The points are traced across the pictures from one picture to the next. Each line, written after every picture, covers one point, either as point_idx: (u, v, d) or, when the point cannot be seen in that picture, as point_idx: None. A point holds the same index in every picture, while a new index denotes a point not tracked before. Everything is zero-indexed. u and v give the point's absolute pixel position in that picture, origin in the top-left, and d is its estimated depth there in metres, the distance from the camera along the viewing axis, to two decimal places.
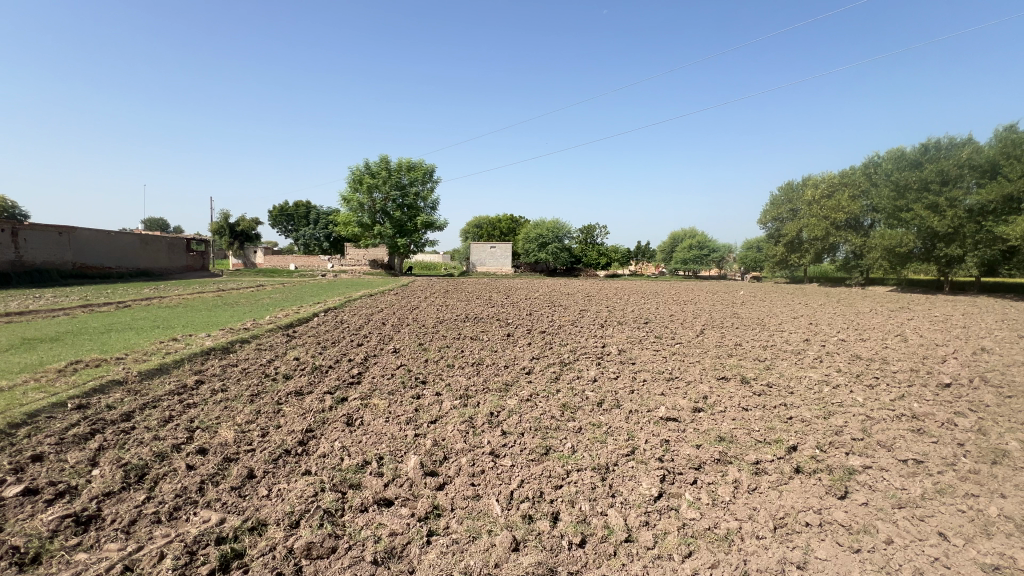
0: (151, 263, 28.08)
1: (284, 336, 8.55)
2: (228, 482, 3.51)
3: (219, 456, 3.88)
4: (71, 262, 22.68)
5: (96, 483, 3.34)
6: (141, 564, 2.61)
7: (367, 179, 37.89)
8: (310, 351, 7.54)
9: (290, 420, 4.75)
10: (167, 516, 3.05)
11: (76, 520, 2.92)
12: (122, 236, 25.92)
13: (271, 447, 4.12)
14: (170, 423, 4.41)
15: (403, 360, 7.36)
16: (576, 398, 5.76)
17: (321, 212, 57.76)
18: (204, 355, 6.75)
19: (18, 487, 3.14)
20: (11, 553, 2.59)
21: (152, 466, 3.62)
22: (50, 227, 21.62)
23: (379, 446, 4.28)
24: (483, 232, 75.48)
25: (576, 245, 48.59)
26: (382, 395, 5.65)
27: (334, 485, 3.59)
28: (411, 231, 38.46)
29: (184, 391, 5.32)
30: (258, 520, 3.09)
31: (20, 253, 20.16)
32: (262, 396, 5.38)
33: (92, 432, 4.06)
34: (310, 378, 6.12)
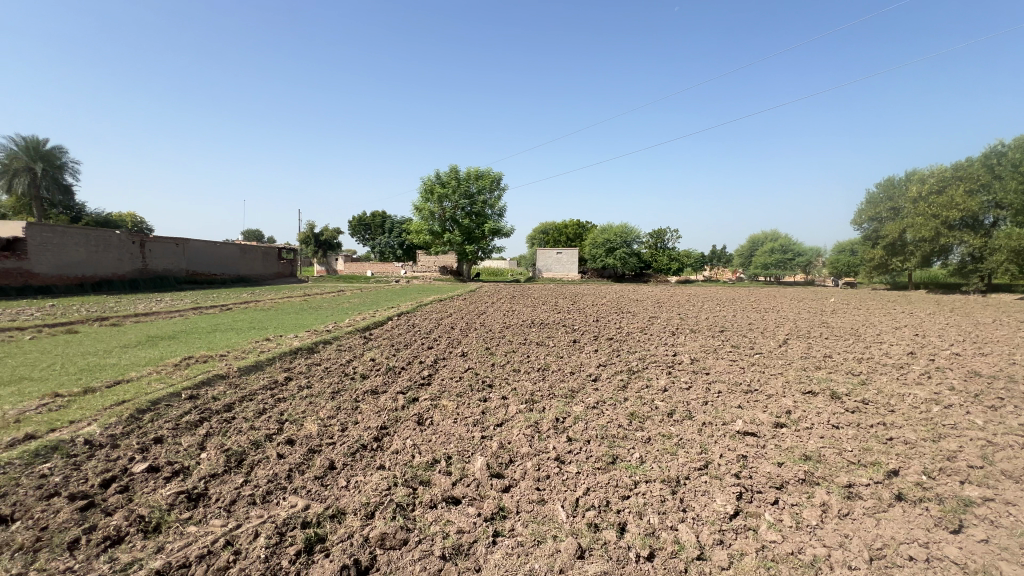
0: (248, 270, 31.11)
1: (361, 338, 9.11)
2: (311, 471, 3.79)
3: (304, 447, 4.19)
4: (184, 269, 25.69)
5: (204, 465, 3.74)
6: (237, 540, 2.88)
7: (438, 189, 39.19)
8: (384, 353, 7.96)
9: (366, 417, 5.04)
10: (261, 499, 3.36)
11: (187, 497, 3.29)
12: (225, 246, 28.99)
13: (349, 441, 4.39)
14: (263, 415, 4.85)
15: (470, 363, 7.53)
16: (644, 408, 5.57)
17: (395, 221, 60.78)
18: (293, 354, 7.36)
19: (143, 465, 3.60)
20: (137, 521, 2.96)
21: (249, 453, 4.00)
22: (169, 239, 24.67)
23: (448, 446, 4.41)
24: (549, 238, 75.44)
25: (646, 250, 46.90)
26: (451, 397, 5.84)
27: (406, 480, 3.76)
28: (479, 238, 39.35)
29: (276, 386, 5.84)
30: (338, 509, 3.30)
31: (145, 262, 23.11)
32: (341, 393, 5.77)
33: (200, 420, 4.56)
34: (385, 378, 6.46)
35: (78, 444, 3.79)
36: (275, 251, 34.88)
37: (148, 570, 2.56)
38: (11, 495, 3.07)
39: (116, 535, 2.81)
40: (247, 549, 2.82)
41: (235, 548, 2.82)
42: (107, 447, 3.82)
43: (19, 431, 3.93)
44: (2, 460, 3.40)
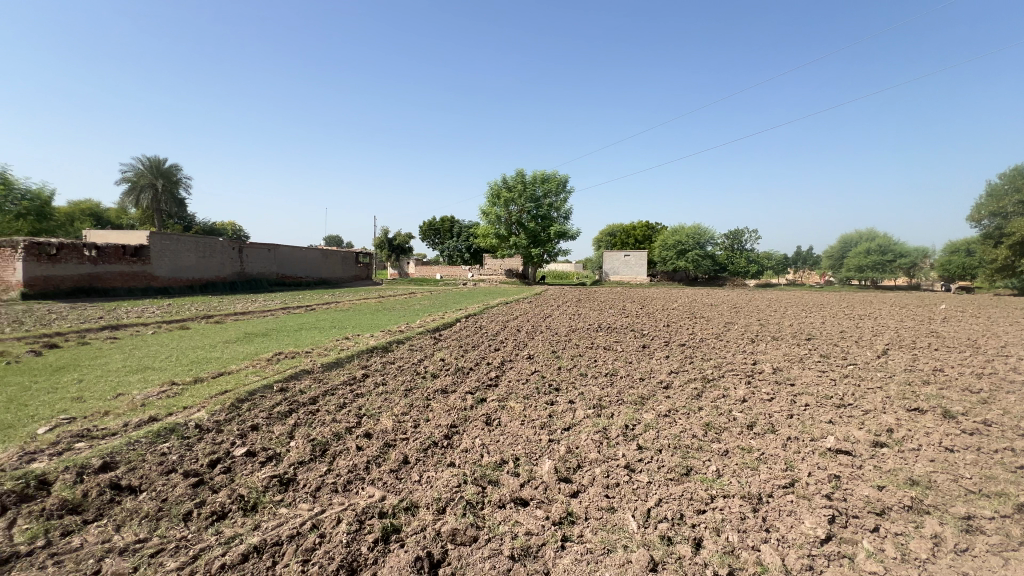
0: (329, 273, 33.43)
1: (431, 339, 9.45)
2: (387, 465, 3.98)
3: (380, 441, 4.42)
4: (275, 272, 28.09)
5: (293, 453, 4.06)
6: (321, 524, 3.09)
7: (504, 193, 39.74)
8: (453, 353, 8.20)
9: (437, 415, 5.22)
10: (342, 488, 3.58)
11: (278, 481, 3.58)
12: (309, 251, 31.33)
13: (421, 437, 4.57)
14: (343, 409, 5.18)
15: (537, 366, 7.55)
16: (720, 418, 5.27)
17: (462, 226, 62.43)
18: (369, 352, 7.80)
19: (243, 449, 3.98)
20: (238, 500, 3.28)
21: (332, 444, 4.29)
22: (262, 244, 27.11)
23: (516, 448, 4.44)
24: (617, 241, 73.83)
25: (721, 251, 44.39)
26: (518, 399, 5.89)
27: (475, 478, 3.83)
28: (545, 241, 39.35)
29: (355, 381, 6.22)
30: (412, 502, 3.44)
31: (242, 265, 25.57)
32: (414, 391, 6.02)
33: (289, 411, 4.96)
34: (454, 378, 6.65)
35: (190, 427, 4.26)
36: (353, 255, 37.16)
37: (247, 544, 2.81)
38: (138, 468, 3.52)
39: (220, 511, 3.12)
40: (330, 533, 3.01)
41: (320, 531, 3.02)
42: (213, 432, 4.27)
43: (144, 414, 4.50)
44: (132, 437, 3.90)
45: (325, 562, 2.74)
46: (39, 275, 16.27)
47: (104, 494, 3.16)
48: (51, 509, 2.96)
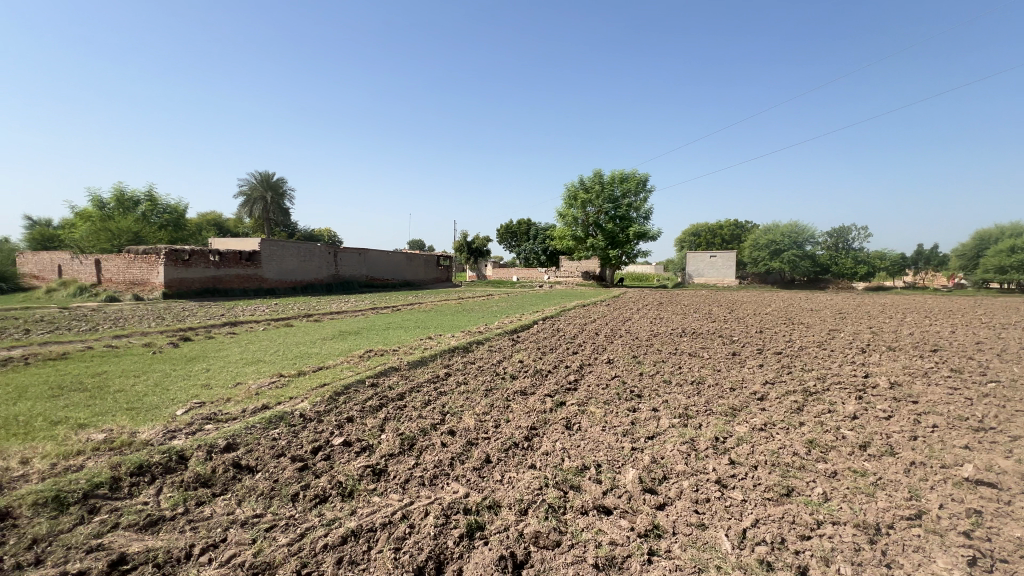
0: (412, 275, 35.20)
1: (510, 340, 9.59)
2: (470, 462, 4.10)
3: (464, 439, 4.56)
4: (364, 274, 30.11)
5: (384, 445, 4.32)
6: (411, 515, 3.25)
7: (581, 195, 39.36)
8: (531, 356, 8.25)
9: (517, 416, 5.28)
10: (429, 482, 3.75)
11: (372, 471, 3.82)
12: (395, 255, 33.20)
13: (502, 437, 4.65)
14: (428, 406, 5.43)
15: (617, 371, 7.37)
16: (826, 436, 4.78)
17: (539, 228, 62.71)
18: (451, 352, 8.10)
19: (340, 439, 4.31)
20: (337, 485, 3.55)
21: (418, 439, 4.50)
22: (353, 249, 29.20)
23: (597, 454, 4.37)
24: (701, 241, 70.02)
25: (823, 251, 40.30)
26: (598, 404, 5.78)
27: (556, 482, 3.82)
28: (623, 242, 38.29)
29: (438, 380, 6.49)
30: (494, 501, 3.51)
31: (336, 268, 27.71)
32: (494, 391, 6.15)
33: (380, 405, 5.29)
34: (533, 380, 6.69)
35: (296, 416, 4.70)
36: (435, 258, 38.85)
37: (346, 528, 3.03)
38: (255, 450, 3.95)
39: (322, 495, 3.40)
40: (419, 524, 3.16)
41: (410, 521, 3.18)
42: (315, 421, 4.67)
43: (258, 402, 5.03)
44: (249, 422, 4.38)
45: (415, 552, 2.88)
46: (175, 277, 18.90)
47: (229, 471, 3.58)
48: (188, 481, 3.41)
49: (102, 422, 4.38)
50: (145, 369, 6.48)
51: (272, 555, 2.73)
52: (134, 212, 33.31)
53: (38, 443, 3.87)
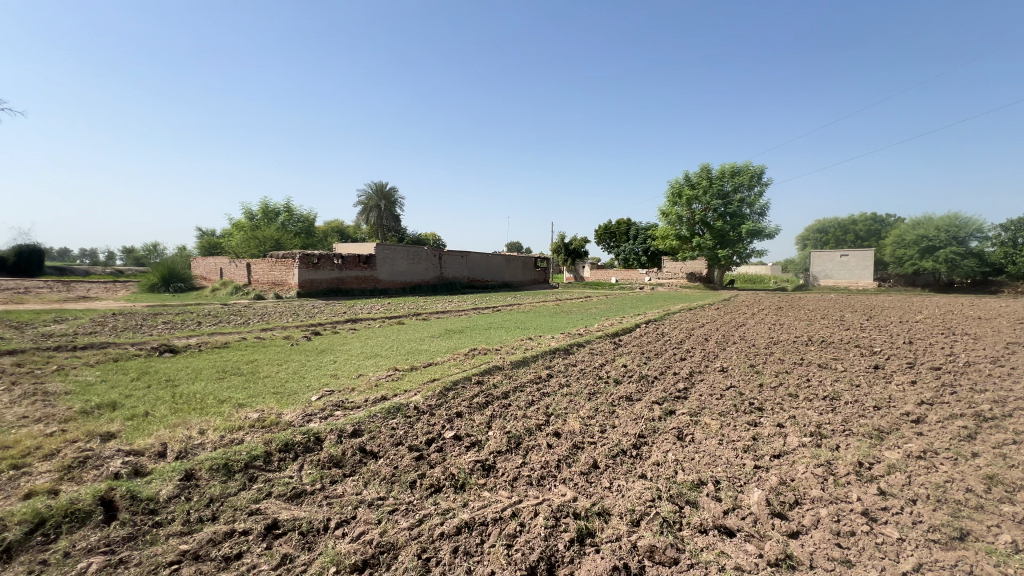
0: (511, 277, 36.02)
1: (611, 343, 9.36)
2: (577, 466, 4.07)
3: (569, 442, 4.54)
4: (466, 276, 31.49)
5: (492, 441, 4.47)
6: (521, 513, 3.31)
7: (686, 192, 37.19)
8: (635, 360, 7.96)
9: (624, 422, 5.12)
10: (537, 482, 3.79)
11: (481, 466, 3.97)
12: (495, 257, 34.23)
13: (609, 443, 4.55)
14: (532, 406, 5.50)
15: (732, 381, 6.81)
16: (1013, 473, 3.93)
17: (640, 228, 60.41)
18: (553, 353, 8.13)
19: (451, 432, 4.54)
20: (450, 477, 3.74)
21: (525, 438, 4.58)
22: (456, 252, 30.67)
23: (715, 469, 4.07)
24: (829, 238, 62.19)
25: (996, 248, 33.43)
26: (712, 415, 5.40)
27: (670, 496, 3.63)
28: (734, 241, 35.37)
29: (541, 381, 6.54)
30: (604, 508, 3.44)
31: (441, 270, 29.32)
32: (598, 395, 6.05)
33: (486, 403, 5.48)
34: (639, 386, 6.45)
35: (411, 408, 5.05)
36: (533, 260, 39.34)
37: (461, 519, 3.17)
38: (377, 437, 4.32)
39: (437, 484, 3.61)
40: (528, 523, 3.21)
41: (519, 520, 3.24)
42: (427, 414, 4.99)
43: (378, 392, 5.51)
44: (372, 411, 4.81)
45: (527, 550, 2.92)
46: (307, 278, 21.44)
47: (356, 455, 3.96)
48: (323, 461, 3.83)
49: (256, 402, 5.12)
50: (286, 359, 7.43)
51: (395, 537, 2.95)
52: (275, 222, 38.49)
53: (210, 417, 4.63)
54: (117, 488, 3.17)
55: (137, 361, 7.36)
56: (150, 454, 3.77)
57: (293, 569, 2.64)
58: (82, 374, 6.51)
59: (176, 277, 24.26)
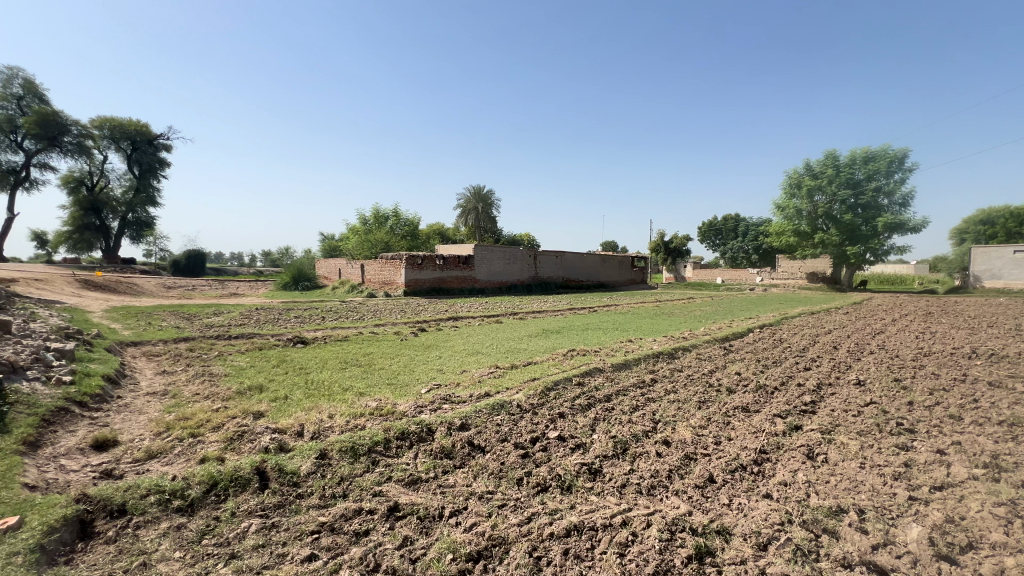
0: (606, 277, 35.26)
1: (721, 349, 8.73)
2: (690, 478, 3.86)
3: (680, 452, 4.32)
4: (560, 277, 31.47)
5: (597, 445, 4.40)
6: (631, 522, 3.22)
7: (807, 182, 33.48)
8: (750, 368, 7.32)
9: (741, 435, 4.75)
10: (647, 491, 3.66)
11: (588, 469, 3.93)
12: (590, 257, 33.73)
13: (726, 457, 4.25)
14: (637, 412, 5.32)
15: (873, 396, 5.96)
16: None
17: (750, 224, 55.57)
18: (656, 356, 7.79)
19: (555, 433, 4.55)
20: (557, 478, 3.75)
21: (631, 444, 4.44)
22: (551, 252, 30.75)
23: (857, 498, 3.59)
24: (996, 231, 51.80)
25: None
26: (848, 434, 4.79)
27: (802, 521, 3.29)
28: (868, 236, 30.99)
29: (645, 385, 6.30)
30: (724, 527, 3.21)
31: (535, 270, 29.63)
32: (709, 404, 5.67)
33: (588, 405, 5.42)
34: (756, 397, 5.93)
35: (514, 406, 5.16)
36: (630, 260, 38.13)
37: (570, 521, 3.17)
38: (484, 432, 4.48)
39: (544, 484, 3.64)
40: (638, 533, 3.11)
41: (630, 529, 3.15)
42: (531, 412, 5.07)
43: (482, 389, 5.72)
44: (478, 406, 4.99)
45: (641, 562, 2.83)
46: (412, 278, 22.96)
47: (465, 448, 4.15)
48: (436, 452, 4.06)
49: (374, 392, 5.61)
50: (397, 352, 8.03)
51: (506, 532, 3.03)
52: (385, 226, 41.81)
53: (337, 403, 5.16)
54: (268, 461, 3.66)
55: (277, 350, 8.46)
56: (292, 432, 4.30)
57: (414, 551, 2.83)
58: (236, 359, 7.64)
59: (304, 277, 27.44)
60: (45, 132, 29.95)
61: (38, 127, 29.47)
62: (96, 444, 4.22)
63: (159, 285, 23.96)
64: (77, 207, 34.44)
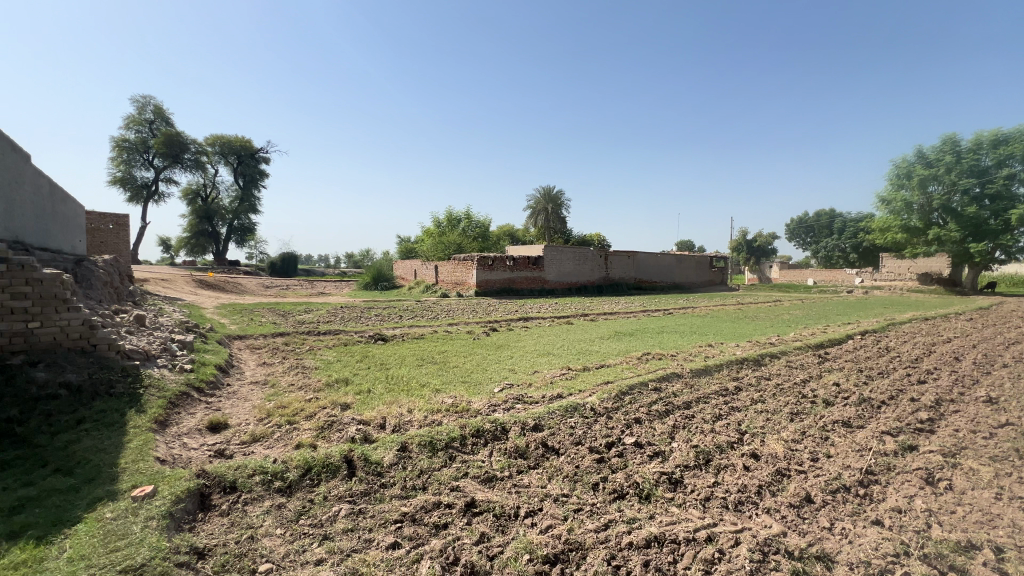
0: (681, 278, 33.75)
1: (815, 356, 8.00)
2: (784, 496, 3.58)
3: (770, 466, 4.01)
4: (632, 277, 30.62)
5: (676, 454, 4.22)
6: (718, 539, 3.04)
7: (919, 171, 29.82)
8: (851, 379, 6.61)
9: (843, 453, 4.31)
10: (733, 506, 3.45)
11: (668, 479, 3.78)
12: (664, 257, 32.45)
13: (824, 476, 3.88)
14: (719, 421, 5.02)
15: (1009, 416, 5.15)
16: None
17: (847, 219, 50.48)
18: (739, 363, 7.30)
19: (632, 439, 4.41)
20: (635, 485, 3.65)
21: (714, 455, 4.20)
22: (623, 252, 29.98)
23: (992, 533, 3.12)
24: None
25: None
26: (978, 459, 4.17)
27: (920, 554, 2.92)
28: (997, 231, 26.85)
29: (728, 393, 5.93)
30: (824, 553, 2.93)
31: (606, 271, 29.06)
32: (803, 416, 5.22)
33: (666, 412, 5.20)
34: (859, 411, 5.36)
35: (587, 408, 5.08)
36: (708, 259, 36.17)
37: (650, 532, 3.06)
38: (558, 434, 4.46)
39: (620, 491, 3.56)
40: (726, 551, 2.93)
41: (716, 545, 2.98)
42: (604, 416, 4.96)
43: (554, 390, 5.69)
44: (551, 407, 4.98)
45: None
46: (483, 279, 23.48)
47: (539, 449, 4.15)
48: (511, 451, 4.10)
49: (449, 389, 5.80)
50: (470, 351, 8.24)
51: (583, 537, 3.00)
52: (458, 228, 43.14)
53: (415, 399, 5.39)
54: (355, 450, 3.90)
55: (361, 346, 9.02)
56: (375, 424, 4.56)
57: (491, 548, 2.88)
58: (325, 353, 8.25)
59: (383, 277, 29.01)
60: (170, 150, 34.37)
61: (164, 147, 33.92)
62: (211, 426, 4.76)
63: (260, 285, 26.57)
64: (194, 216, 39.16)
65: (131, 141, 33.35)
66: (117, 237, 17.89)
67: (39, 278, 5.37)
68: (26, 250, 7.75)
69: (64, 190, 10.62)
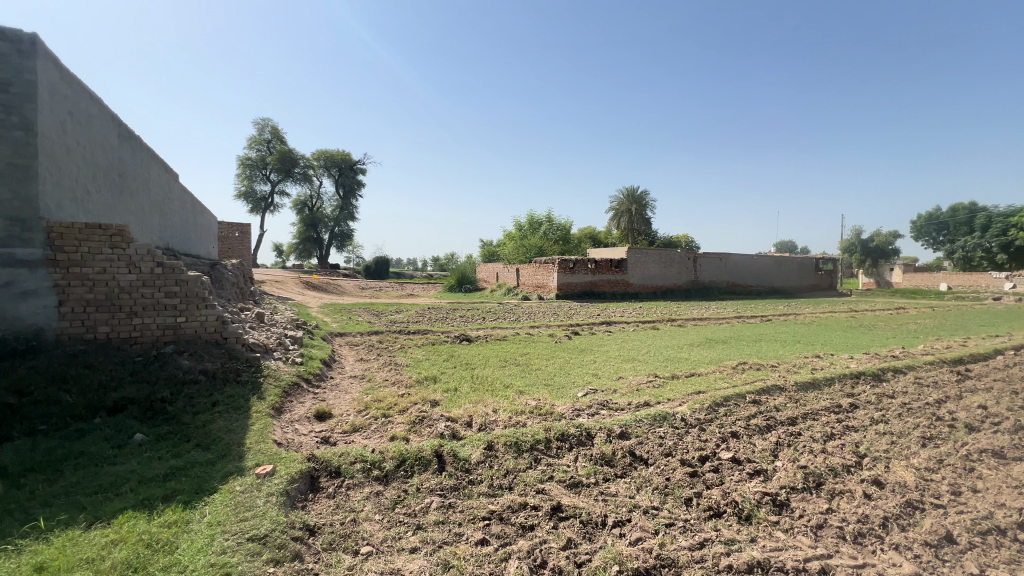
0: (781, 281, 31.04)
1: (952, 374, 6.91)
2: (916, 533, 3.13)
3: (896, 497, 3.53)
4: (724, 281, 28.73)
5: (781, 473, 3.87)
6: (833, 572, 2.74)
7: None
8: (1003, 403, 5.60)
9: (995, 489, 3.67)
10: (852, 537, 3.08)
11: (771, 500, 3.47)
12: (761, 259, 30.03)
13: (969, 513, 3.34)
14: (831, 441, 4.52)
15: None
16: None
17: (995, 214, 43.08)
18: (855, 377, 6.52)
19: (729, 454, 4.11)
20: (732, 504, 3.40)
21: (827, 478, 3.79)
22: (714, 254, 28.24)
23: None
24: None
25: None
26: None
27: None
28: None
29: (841, 411, 5.31)
30: None
31: (695, 274, 27.57)
32: (938, 442, 4.52)
33: (767, 427, 4.79)
34: (1016, 441, 4.52)
35: (677, 418, 4.84)
36: (814, 261, 32.85)
37: (751, 556, 2.83)
38: (646, 444, 4.29)
39: (717, 509, 3.33)
40: None
41: None
42: (696, 428, 4.68)
43: (641, 397, 5.50)
44: (638, 415, 4.80)
45: None
46: (565, 282, 23.42)
47: (626, 458, 4.02)
48: (597, 458, 4.02)
49: (533, 391, 5.84)
50: (553, 354, 8.25)
51: (676, 554, 2.86)
52: (539, 232, 43.46)
53: (499, 399, 5.50)
54: (445, 446, 4.06)
55: (447, 346, 9.40)
56: (462, 422, 4.71)
57: (579, 555, 2.84)
58: (415, 352, 8.72)
59: (467, 280, 30.06)
60: (284, 166, 38.52)
61: (279, 163, 38.10)
62: (318, 415, 5.23)
63: (358, 287, 28.82)
64: (303, 225, 43.46)
65: (253, 159, 37.92)
66: (242, 244, 20.47)
67: (184, 279, 6.29)
68: (175, 255, 9.13)
69: (201, 204, 12.33)
